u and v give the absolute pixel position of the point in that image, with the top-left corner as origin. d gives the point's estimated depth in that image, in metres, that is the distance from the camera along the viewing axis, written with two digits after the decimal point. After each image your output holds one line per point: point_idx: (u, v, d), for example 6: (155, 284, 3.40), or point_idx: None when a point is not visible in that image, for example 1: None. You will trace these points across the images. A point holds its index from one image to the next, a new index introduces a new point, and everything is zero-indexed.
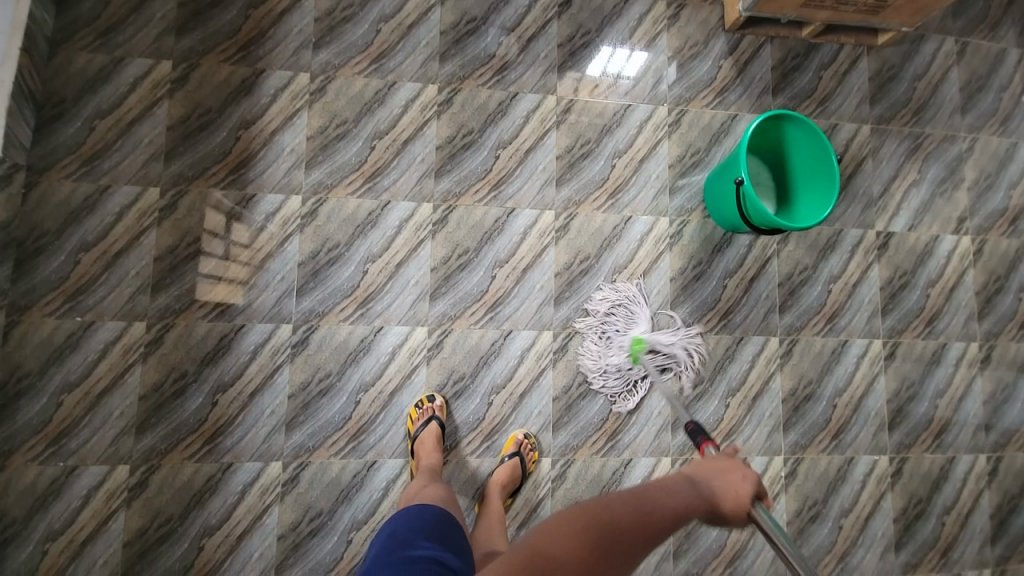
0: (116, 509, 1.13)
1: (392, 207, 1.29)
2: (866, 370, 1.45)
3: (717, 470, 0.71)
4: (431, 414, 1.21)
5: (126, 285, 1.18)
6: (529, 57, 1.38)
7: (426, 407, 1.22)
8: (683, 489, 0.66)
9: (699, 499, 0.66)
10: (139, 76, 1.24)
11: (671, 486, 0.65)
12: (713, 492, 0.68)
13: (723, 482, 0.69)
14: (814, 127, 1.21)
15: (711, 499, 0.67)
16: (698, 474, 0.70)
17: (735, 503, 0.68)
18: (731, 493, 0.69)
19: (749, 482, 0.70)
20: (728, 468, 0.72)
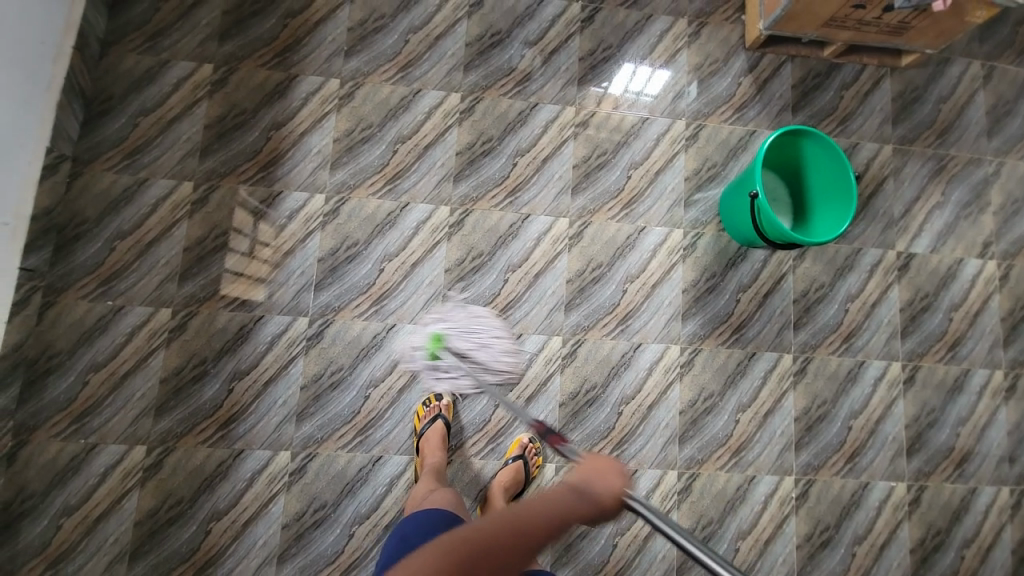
0: (130, 488, 1.17)
1: (411, 208, 1.33)
2: (883, 393, 1.41)
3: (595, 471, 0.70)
4: (437, 413, 1.22)
5: (156, 273, 1.24)
6: (550, 69, 1.42)
7: (433, 405, 1.23)
8: (562, 501, 0.64)
9: (579, 507, 0.65)
10: (181, 78, 1.32)
11: (547, 497, 0.64)
12: (594, 496, 0.67)
13: (601, 482, 0.69)
14: (833, 143, 1.21)
15: (591, 505, 0.66)
16: (580, 479, 0.68)
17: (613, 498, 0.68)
18: (603, 491, 0.68)
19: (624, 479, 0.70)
20: (609, 467, 0.70)
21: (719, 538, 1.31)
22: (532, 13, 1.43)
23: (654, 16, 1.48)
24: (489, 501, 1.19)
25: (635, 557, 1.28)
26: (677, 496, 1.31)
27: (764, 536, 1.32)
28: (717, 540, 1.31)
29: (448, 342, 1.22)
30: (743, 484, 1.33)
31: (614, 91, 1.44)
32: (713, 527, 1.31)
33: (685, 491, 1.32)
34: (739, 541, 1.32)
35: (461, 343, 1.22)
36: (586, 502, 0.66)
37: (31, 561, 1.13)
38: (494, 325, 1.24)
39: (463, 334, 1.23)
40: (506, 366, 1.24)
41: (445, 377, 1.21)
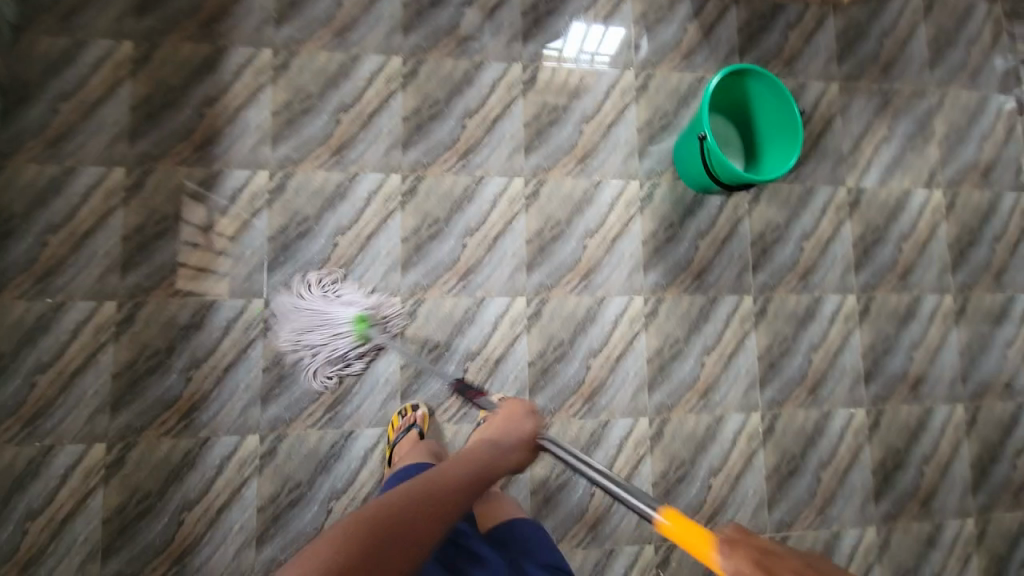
0: (94, 487, 1.14)
1: (360, 178, 1.29)
2: (841, 326, 1.46)
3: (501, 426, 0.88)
4: (413, 423, 1.19)
5: (96, 265, 1.18)
6: (493, 25, 1.38)
7: (409, 416, 1.21)
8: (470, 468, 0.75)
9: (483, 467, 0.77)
10: (100, 57, 1.24)
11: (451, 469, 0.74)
12: (515, 440, 0.85)
13: (510, 430, 0.87)
14: (776, 81, 1.22)
15: (508, 448, 0.83)
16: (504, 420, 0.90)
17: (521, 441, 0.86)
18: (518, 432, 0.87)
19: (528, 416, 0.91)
20: (511, 413, 0.91)
21: (693, 478, 1.35)
22: None
23: None
24: None
25: (612, 503, 1.32)
26: (649, 442, 1.34)
27: (736, 472, 1.37)
28: (692, 480, 1.35)
29: (375, 319, 1.24)
30: (712, 425, 1.37)
31: (563, 48, 1.41)
32: (687, 469, 1.35)
33: (658, 436, 1.35)
34: (711, 479, 1.36)
35: (389, 317, 1.26)
36: (502, 448, 0.82)
37: None
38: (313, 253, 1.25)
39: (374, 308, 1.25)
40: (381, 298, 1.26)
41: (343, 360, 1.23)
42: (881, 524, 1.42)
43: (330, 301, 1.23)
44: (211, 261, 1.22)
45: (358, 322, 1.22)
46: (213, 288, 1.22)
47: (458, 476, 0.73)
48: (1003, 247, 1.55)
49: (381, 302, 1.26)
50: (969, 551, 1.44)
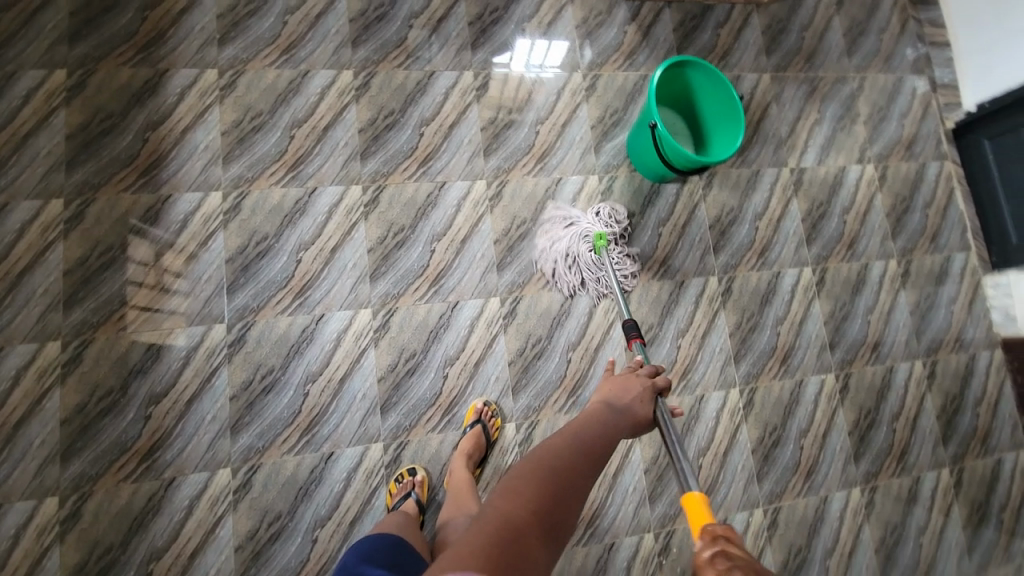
0: (48, 547, 1.04)
1: (320, 192, 1.27)
2: (801, 298, 1.52)
3: (617, 390, 0.85)
4: (411, 489, 1.15)
5: (35, 304, 1.10)
6: (441, 37, 1.41)
7: (406, 481, 1.16)
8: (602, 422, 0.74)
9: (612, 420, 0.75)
10: (32, 88, 1.18)
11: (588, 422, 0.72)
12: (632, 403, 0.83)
13: (628, 394, 0.84)
14: (715, 70, 1.29)
15: (628, 414, 0.80)
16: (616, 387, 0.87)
17: (641, 406, 0.84)
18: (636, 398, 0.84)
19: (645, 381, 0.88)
20: (630, 379, 0.89)
21: None
22: None
23: None
24: (454, 472, 1.16)
25: (607, 496, 1.31)
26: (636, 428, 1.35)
27: (722, 449, 1.39)
28: None
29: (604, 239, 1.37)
30: (695, 405, 1.40)
31: (511, 60, 1.44)
32: None
33: None
34: (700, 459, 1.38)
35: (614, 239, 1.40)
36: (625, 413, 0.80)
37: None
38: (277, 269, 1.21)
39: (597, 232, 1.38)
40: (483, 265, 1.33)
41: (367, 373, 1.22)
42: (864, 484, 1.46)
43: (570, 220, 1.38)
44: (158, 299, 1.15)
45: (596, 238, 1.33)
46: (159, 332, 1.14)
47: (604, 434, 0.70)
48: (934, 212, 1.68)
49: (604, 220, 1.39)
50: (947, 501, 1.51)
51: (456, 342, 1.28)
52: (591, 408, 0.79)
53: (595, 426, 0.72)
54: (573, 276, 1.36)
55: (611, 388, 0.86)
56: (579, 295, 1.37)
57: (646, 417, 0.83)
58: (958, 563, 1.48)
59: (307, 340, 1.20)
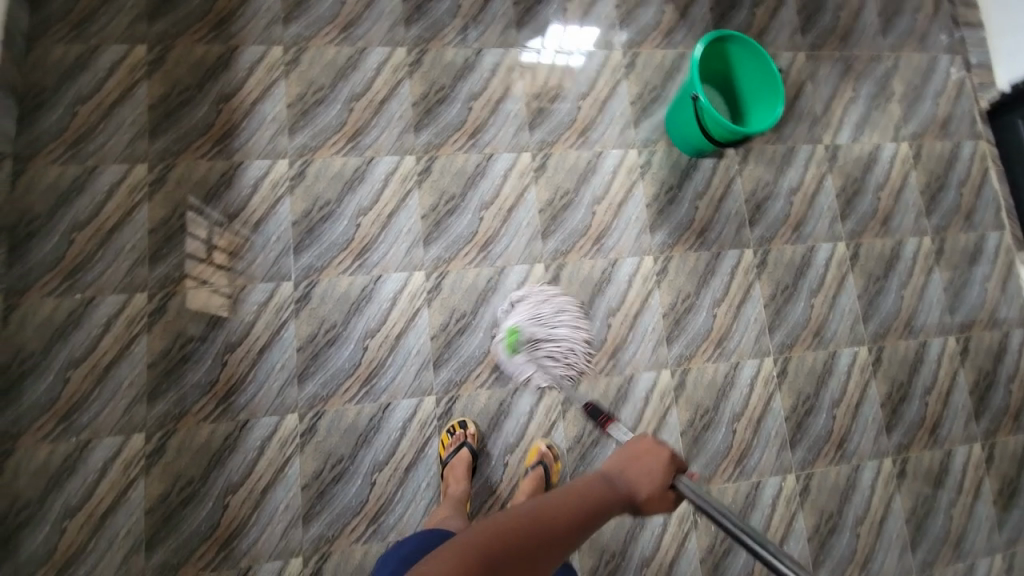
0: (135, 478, 1.15)
1: (377, 161, 1.35)
2: (835, 271, 1.56)
3: (629, 460, 0.82)
4: (462, 441, 1.23)
5: (123, 259, 1.21)
6: (489, 15, 1.48)
7: (458, 433, 1.24)
8: (601, 492, 0.73)
9: (612, 493, 0.75)
10: (115, 61, 1.28)
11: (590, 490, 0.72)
12: (642, 478, 0.80)
13: (642, 469, 0.81)
14: (755, 44, 1.35)
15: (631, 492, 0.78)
16: (633, 456, 0.82)
17: (649, 486, 0.80)
18: (644, 475, 0.80)
19: (668, 458, 0.83)
20: (649, 451, 0.83)
21: (717, 424, 1.42)
22: None
23: None
24: None
25: None
26: (674, 392, 1.41)
27: (756, 414, 1.44)
28: (716, 426, 1.42)
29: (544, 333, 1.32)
30: (730, 371, 1.45)
31: (549, 42, 1.50)
32: (711, 415, 1.42)
33: (681, 385, 1.41)
34: (735, 424, 1.42)
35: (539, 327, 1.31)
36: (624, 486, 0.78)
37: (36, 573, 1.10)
38: (339, 233, 1.30)
39: (547, 325, 1.32)
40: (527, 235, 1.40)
41: (421, 331, 1.30)
42: (895, 454, 1.50)
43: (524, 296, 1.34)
44: (223, 269, 1.25)
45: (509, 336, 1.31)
46: (220, 305, 1.23)
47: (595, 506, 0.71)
48: (969, 191, 1.70)
49: (554, 309, 1.35)
50: (977, 474, 1.53)
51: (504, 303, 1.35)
52: (602, 475, 0.77)
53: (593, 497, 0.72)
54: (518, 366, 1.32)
55: (630, 454, 0.83)
56: (619, 264, 1.44)
57: (650, 498, 0.80)
58: (988, 535, 1.51)
59: (366, 300, 1.29)
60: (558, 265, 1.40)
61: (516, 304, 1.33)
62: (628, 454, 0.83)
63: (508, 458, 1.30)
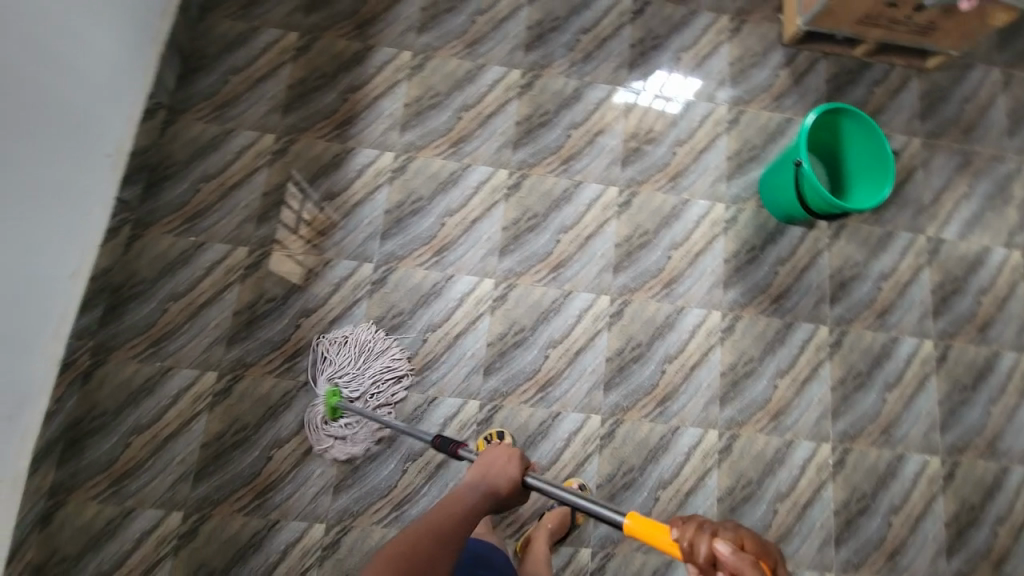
0: (199, 412, 1.25)
1: (473, 169, 1.43)
2: (917, 369, 1.46)
3: (482, 469, 0.85)
4: None
5: (236, 214, 1.34)
6: (604, 53, 1.54)
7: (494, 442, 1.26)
8: (460, 504, 0.78)
9: (469, 500, 0.79)
10: (269, 42, 1.44)
11: (443, 510, 0.76)
12: (502, 475, 0.83)
13: (497, 469, 0.84)
14: (871, 122, 1.32)
15: (493, 494, 0.81)
16: (485, 465, 0.85)
17: (508, 481, 0.83)
18: (502, 475, 0.83)
19: (515, 454, 0.87)
20: (500, 454, 0.87)
21: (758, 499, 1.34)
22: (588, 3, 1.56)
23: (699, 11, 1.60)
24: (532, 543, 1.18)
25: (676, 512, 1.32)
26: (718, 454, 1.36)
27: (803, 500, 1.36)
28: (757, 502, 1.34)
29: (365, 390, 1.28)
30: (782, 448, 1.38)
31: (652, 86, 1.54)
32: (754, 488, 1.35)
33: (726, 450, 1.36)
34: (777, 504, 1.35)
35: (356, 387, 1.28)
36: (483, 491, 0.81)
37: (95, 477, 1.20)
38: (424, 228, 1.38)
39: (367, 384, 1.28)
40: (598, 266, 1.41)
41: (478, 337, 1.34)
42: None
43: (338, 346, 1.29)
44: (316, 240, 1.35)
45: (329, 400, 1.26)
46: (294, 272, 1.33)
47: (452, 521, 0.74)
48: None
49: (382, 367, 1.29)
50: None
51: (563, 326, 1.37)
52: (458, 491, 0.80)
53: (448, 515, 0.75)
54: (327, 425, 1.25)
55: (477, 465, 0.86)
56: (684, 313, 1.42)
57: (509, 492, 0.83)
58: None
59: (433, 296, 1.35)
60: (622, 300, 1.40)
61: (325, 358, 1.29)
62: (478, 464, 0.86)
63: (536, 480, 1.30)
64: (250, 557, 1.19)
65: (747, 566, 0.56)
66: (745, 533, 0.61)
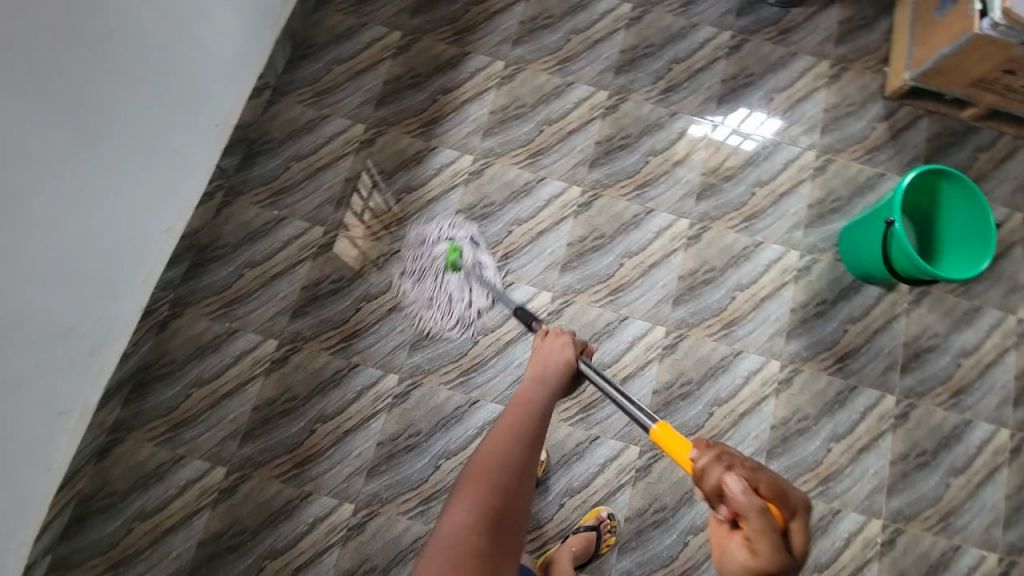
0: (256, 375, 1.31)
1: (546, 182, 1.44)
2: (988, 458, 1.35)
3: (539, 364, 0.88)
4: None
5: (318, 195, 1.41)
6: (693, 85, 1.53)
7: None
8: (536, 394, 0.81)
9: (543, 389, 0.82)
10: (373, 38, 1.52)
11: (521, 401, 0.79)
12: (562, 364, 0.88)
13: (555, 360, 0.88)
14: (976, 189, 1.25)
15: (563, 381, 0.86)
16: (541, 360, 0.89)
17: (567, 367, 0.88)
18: (561, 364, 0.88)
19: (568, 342, 0.91)
20: (550, 347, 0.91)
21: None
22: (685, 34, 1.56)
23: (799, 54, 1.56)
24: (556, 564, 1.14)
25: (704, 560, 1.26)
26: None
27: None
28: None
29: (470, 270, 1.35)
30: (827, 516, 1.30)
31: (732, 123, 1.51)
32: None
33: None
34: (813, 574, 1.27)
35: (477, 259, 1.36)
36: (553, 380, 0.84)
37: (154, 421, 1.28)
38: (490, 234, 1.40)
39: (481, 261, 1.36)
40: (657, 295, 1.39)
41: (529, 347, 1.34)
42: None
43: (455, 227, 1.39)
44: (388, 230, 1.40)
45: (450, 251, 1.34)
46: (356, 258, 1.38)
47: (536, 407, 0.78)
48: None
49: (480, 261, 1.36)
50: None
51: (614, 349, 1.36)
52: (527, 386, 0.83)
53: (529, 405, 0.78)
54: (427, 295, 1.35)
55: (535, 362, 0.89)
56: (741, 356, 1.37)
57: (570, 378, 0.88)
58: None
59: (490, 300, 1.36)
60: (677, 333, 1.37)
61: (383, 331, 1.34)
62: (533, 359, 0.90)
63: (565, 500, 1.28)
64: (282, 522, 1.24)
65: (752, 509, 0.58)
66: (763, 476, 0.62)
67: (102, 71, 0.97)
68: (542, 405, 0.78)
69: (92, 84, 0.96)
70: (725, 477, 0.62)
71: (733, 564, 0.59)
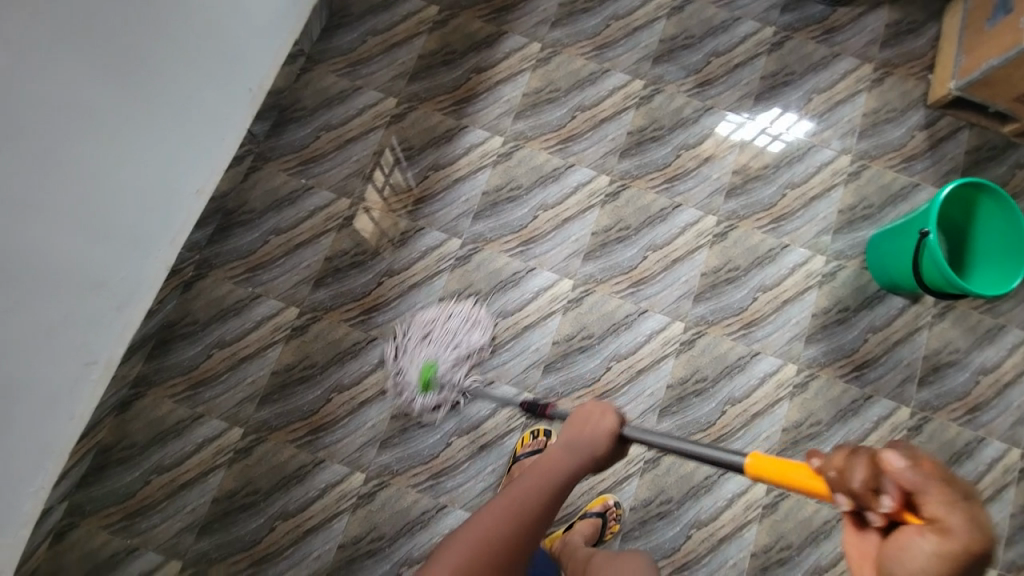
0: (276, 341, 1.33)
1: (575, 169, 1.43)
2: (998, 476, 1.34)
3: (576, 431, 0.87)
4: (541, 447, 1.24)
5: (347, 166, 1.41)
6: (731, 80, 1.50)
7: (540, 439, 1.25)
8: (558, 466, 0.82)
9: (568, 464, 0.82)
10: (411, 12, 1.50)
11: (542, 468, 0.82)
12: (598, 438, 0.86)
13: (592, 431, 0.87)
14: (1013, 205, 1.22)
15: (593, 453, 0.85)
16: (578, 427, 0.88)
17: (602, 445, 0.86)
18: (596, 438, 0.86)
19: (611, 417, 0.88)
20: (592, 416, 0.89)
21: (794, 567, 1.28)
22: (726, 27, 1.53)
23: (841, 55, 1.53)
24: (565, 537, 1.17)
25: (705, 555, 1.27)
26: (762, 509, 1.30)
27: None
28: (792, 568, 1.28)
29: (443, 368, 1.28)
30: (832, 521, 1.30)
31: (759, 122, 1.49)
32: (792, 553, 1.28)
33: (771, 508, 1.30)
34: None
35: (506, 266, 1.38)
36: (582, 455, 0.84)
37: (175, 378, 1.30)
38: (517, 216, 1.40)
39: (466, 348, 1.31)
40: (678, 291, 1.39)
41: (547, 334, 1.35)
42: None
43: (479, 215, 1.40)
44: (414, 207, 1.40)
45: (422, 373, 1.28)
46: (381, 232, 1.39)
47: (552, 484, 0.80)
48: None
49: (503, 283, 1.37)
50: None
51: (632, 340, 1.36)
52: (554, 453, 0.84)
53: (546, 478, 0.81)
54: (448, 267, 1.37)
55: (572, 427, 0.88)
56: (758, 358, 1.37)
57: (604, 456, 0.87)
58: None
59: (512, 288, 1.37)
60: (695, 330, 1.37)
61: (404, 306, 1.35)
62: (571, 422, 0.89)
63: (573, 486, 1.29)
64: (293, 486, 1.26)
65: (924, 484, 0.53)
66: (921, 453, 0.56)
67: (134, 20, 0.95)
68: (558, 481, 0.81)
69: (124, 33, 0.94)
70: (878, 460, 0.57)
71: (915, 565, 0.54)
